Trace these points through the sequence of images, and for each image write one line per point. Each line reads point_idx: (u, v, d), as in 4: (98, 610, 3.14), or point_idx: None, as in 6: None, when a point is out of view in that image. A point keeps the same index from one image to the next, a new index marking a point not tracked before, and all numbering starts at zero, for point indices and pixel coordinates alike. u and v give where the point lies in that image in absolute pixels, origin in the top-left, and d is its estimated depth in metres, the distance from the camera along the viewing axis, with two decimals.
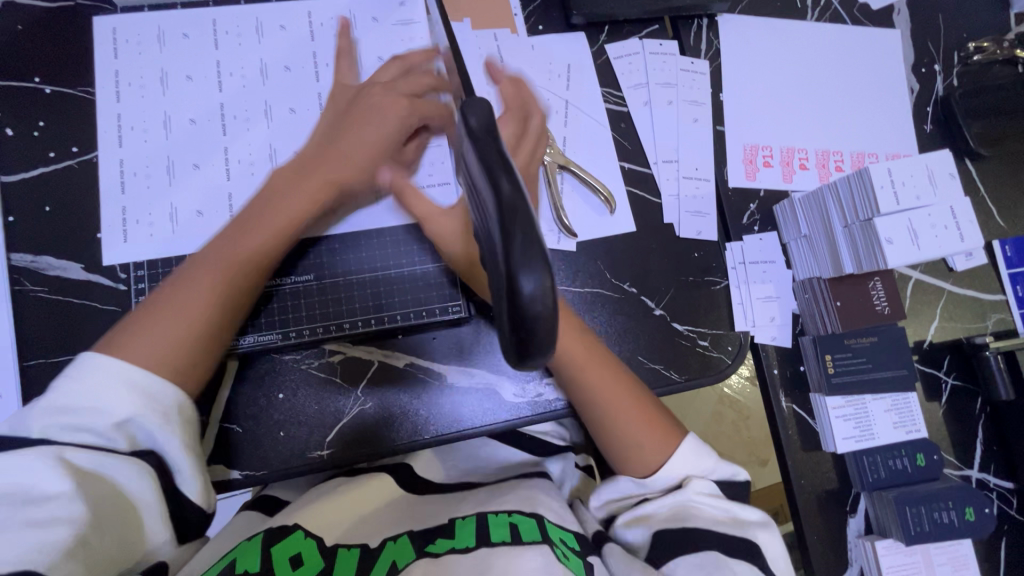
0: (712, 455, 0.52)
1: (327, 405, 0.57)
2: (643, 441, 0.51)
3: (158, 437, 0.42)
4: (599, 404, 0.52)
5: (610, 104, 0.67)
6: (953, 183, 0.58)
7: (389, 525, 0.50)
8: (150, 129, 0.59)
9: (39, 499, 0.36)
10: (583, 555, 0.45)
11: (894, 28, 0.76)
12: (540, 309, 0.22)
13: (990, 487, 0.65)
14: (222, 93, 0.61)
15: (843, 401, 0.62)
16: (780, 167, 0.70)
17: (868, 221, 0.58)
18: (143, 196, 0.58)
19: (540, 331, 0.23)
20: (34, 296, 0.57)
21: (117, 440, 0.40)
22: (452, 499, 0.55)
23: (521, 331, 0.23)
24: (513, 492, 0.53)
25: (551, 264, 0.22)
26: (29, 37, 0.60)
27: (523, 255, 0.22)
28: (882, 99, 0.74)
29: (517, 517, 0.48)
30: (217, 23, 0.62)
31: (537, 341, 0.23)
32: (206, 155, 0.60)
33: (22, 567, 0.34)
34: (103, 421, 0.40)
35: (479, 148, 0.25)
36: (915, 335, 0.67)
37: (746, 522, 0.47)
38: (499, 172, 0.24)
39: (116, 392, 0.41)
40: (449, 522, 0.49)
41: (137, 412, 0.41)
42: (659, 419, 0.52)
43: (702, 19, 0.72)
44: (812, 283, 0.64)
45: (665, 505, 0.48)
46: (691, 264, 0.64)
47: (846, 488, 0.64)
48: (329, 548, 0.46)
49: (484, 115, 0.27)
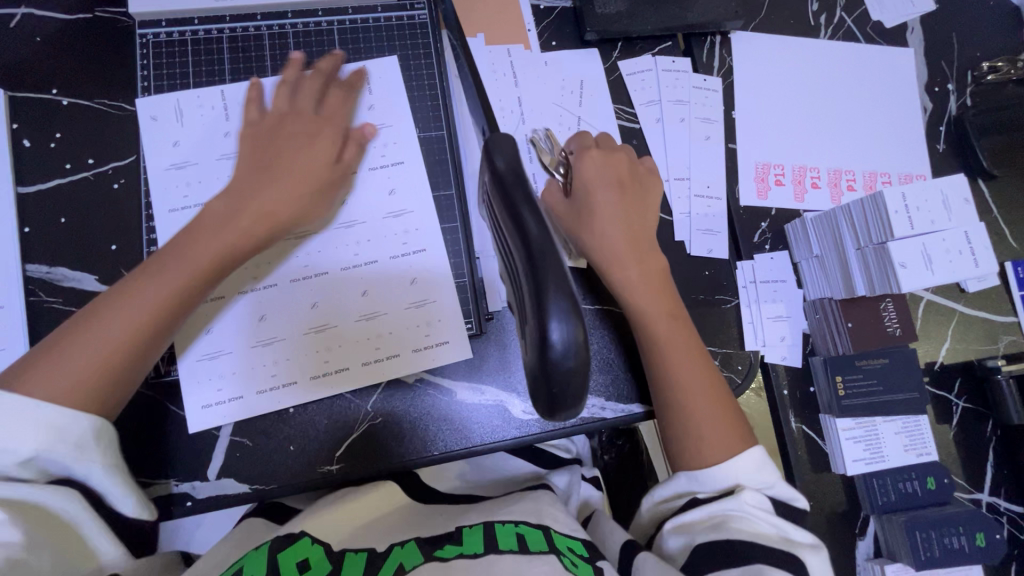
0: (775, 473, 0.50)
1: (337, 417, 0.57)
2: (713, 435, 0.50)
3: (74, 467, 0.44)
4: (675, 392, 0.52)
5: (623, 121, 0.67)
6: (968, 208, 0.58)
7: (398, 531, 0.51)
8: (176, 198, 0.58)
9: None
10: (591, 560, 0.45)
11: (908, 47, 0.76)
12: (572, 361, 0.26)
13: (1000, 510, 0.65)
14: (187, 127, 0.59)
15: (853, 423, 0.62)
16: (792, 185, 0.70)
17: (882, 245, 0.57)
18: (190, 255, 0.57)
19: (572, 378, 0.27)
20: (48, 306, 0.57)
21: (30, 472, 0.42)
22: (455, 511, 0.55)
23: (553, 382, 0.27)
24: (520, 503, 0.53)
25: (580, 308, 0.26)
26: (50, 49, 0.61)
27: (554, 301, 0.25)
28: (895, 118, 0.73)
29: (524, 527, 0.47)
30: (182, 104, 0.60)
31: (568, 391, 0.27)
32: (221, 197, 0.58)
33: None
34: (11, 458, 0.41)
35: (506, 192, 0.28)
36: (926, 356, 0.67)
37: (792, 541, 0.46)
38: (522, 209, 0.27)
39: (18, 430, 0.41)
40: (456, 531, 0.49)
41: (42, 448, 0.42)
42: (729, 417, 0.51)
43: (715, 37, 0.72)
44: (823, 303, 0.64)
45: (709, 512, 0.48)
46: (702, 283, 0.63)
47: (855, 510, 0.64)
48: (337, 553, 0.47)
49: (510, 157, 0.29)
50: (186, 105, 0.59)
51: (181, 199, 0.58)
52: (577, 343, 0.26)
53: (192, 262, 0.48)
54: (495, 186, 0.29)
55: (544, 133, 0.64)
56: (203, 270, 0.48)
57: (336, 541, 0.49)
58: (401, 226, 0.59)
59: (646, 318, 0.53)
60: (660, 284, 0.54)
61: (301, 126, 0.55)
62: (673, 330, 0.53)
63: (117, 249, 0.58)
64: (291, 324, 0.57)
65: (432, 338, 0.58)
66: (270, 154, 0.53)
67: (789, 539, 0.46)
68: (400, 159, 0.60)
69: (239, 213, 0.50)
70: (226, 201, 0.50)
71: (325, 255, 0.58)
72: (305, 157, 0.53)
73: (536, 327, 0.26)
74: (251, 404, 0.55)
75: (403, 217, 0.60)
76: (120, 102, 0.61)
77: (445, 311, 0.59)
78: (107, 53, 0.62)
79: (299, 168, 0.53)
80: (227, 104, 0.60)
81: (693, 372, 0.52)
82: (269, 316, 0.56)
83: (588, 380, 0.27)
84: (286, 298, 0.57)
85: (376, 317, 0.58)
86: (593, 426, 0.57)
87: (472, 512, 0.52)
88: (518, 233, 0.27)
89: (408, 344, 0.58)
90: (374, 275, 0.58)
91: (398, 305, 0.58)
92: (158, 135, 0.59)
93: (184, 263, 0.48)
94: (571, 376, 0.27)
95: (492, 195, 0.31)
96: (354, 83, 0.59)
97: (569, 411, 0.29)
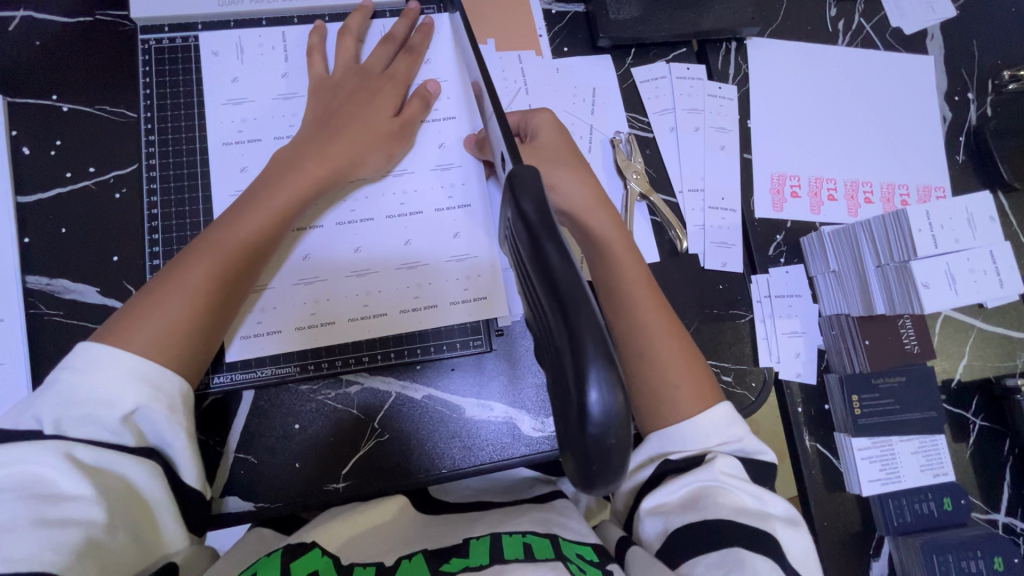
0: (742, 426, 0.50)
1: (343, 433, 0.56)
2: (673, 397, 0.50)
3: (163, 433, 0.43)
4: (654, 356, 0.51)
5: (636, 130, 0.66)
6: (993, 226, 0.57)
7: (402, 543, 0.48)
8: (220, 131, 0.58)
9: (66, 500, 0.38)
10: (601, 566, 0.44)
11: (927, 54, 0.74)
12: (612, 437, 0.24)
13: (1017, 531, 0.64)
14: (242, 66, 0.60)
15: (869, 442, 0.61)
16: (808, 198, 0.68)
17: (903, 264, 0.56)
18: (229, 183, 0.58)
19: (613, 455, 0.25)
20: (47, 319, 0.56)
21: (125, 436, 0.41)
22: (463, 518, 0.52)
23: (591, 459, 0.25)
24: (527, 513, 0.51)
25: (621, 375, 0.24)
26: (51, 53, 0.60)
27: (593, 365, 0.24)
28: (914, 127, 0.72)
29: (532, 536, 0.46)
30: (242, 41, 0.60)
31: (608, 470, 0.25)
32: (268, 132, 0.59)
33: (39, 567, 0.35)
34: (111, 415, 0.41)
35: (533, 238, 0.26)
36: (943, 374, 0.65)
37: (772, 515, 0.45)
38: (551, 252, 0.26)
39: (121, 384, 0.41)
40: (462, 543, 0.46)
41: (142, 403, 0.42)
42: (700, 378, 0.51)
43: (731, 43, 0.70)
44: (839, 319, 0.63)
45: (686, 485, 0.46)
46: (716, 297, 0.62)
47: (869, 530, 0.62)
48: (345, 567, 0.44)
49: (538, 198, 0.28)
50: (247, 43, 0.60)
51: (235, 133, 0.59)
52: (619, 415, 0.24)
53: (267, 208, 0.51)
54: (521, 227, 0.28)
55: (624, 136, 0.65)
56: (278, 213, 0.51)
57: (341, 553, 0.46)
58: (447, 179, 0.60)
59: (620, 276, 0.52)
60: (627, 251, 0.54)
61: (363, 84, 0.58)
62: (643, 289, 0.52)
63: (117, 261, 0.57)
64: (335, 269, 0.57)
65: (472, 291, 0.58)
66: (334, 110, 0.57)
67: (765, 507, 0.45)
68: (451, 114, 0.62)
69: (298, 167, 0.53)
70: (290, 152, 0.54)
71: (370, 202, 0.59)
72: (367, 112, 0.57)
73: (573, 398, 0.24)
74: (288, 340, 0.56)
75: (450, 169, 0.60)
76: (122, 108, 0.60)
77: (472, 268, 0.59)
78: (108, 56, 0.60)
79: (356, 122, 0.56)
80: (287, 46, 0.61)
81: (666, 335, 0.51)
82: (312, 256, 0.57)
83: (628, 455, 0.25)
84: (332, 242, 0.57)
85: (415, 266, 0.58)
86: None
87: (481, 521, 0.50)
88: (542, 271, 0.26)
89: (446, 295, 0.58)
90: (417, 223, 0.59)
91: (390, 264, 0.58)
92: (218, 71, 0.59)
93: (263, 207, 0.51)
94: (610, 453, 0.25)
95: (517, 237, 0.29)
96: (418, 45, 0.62)
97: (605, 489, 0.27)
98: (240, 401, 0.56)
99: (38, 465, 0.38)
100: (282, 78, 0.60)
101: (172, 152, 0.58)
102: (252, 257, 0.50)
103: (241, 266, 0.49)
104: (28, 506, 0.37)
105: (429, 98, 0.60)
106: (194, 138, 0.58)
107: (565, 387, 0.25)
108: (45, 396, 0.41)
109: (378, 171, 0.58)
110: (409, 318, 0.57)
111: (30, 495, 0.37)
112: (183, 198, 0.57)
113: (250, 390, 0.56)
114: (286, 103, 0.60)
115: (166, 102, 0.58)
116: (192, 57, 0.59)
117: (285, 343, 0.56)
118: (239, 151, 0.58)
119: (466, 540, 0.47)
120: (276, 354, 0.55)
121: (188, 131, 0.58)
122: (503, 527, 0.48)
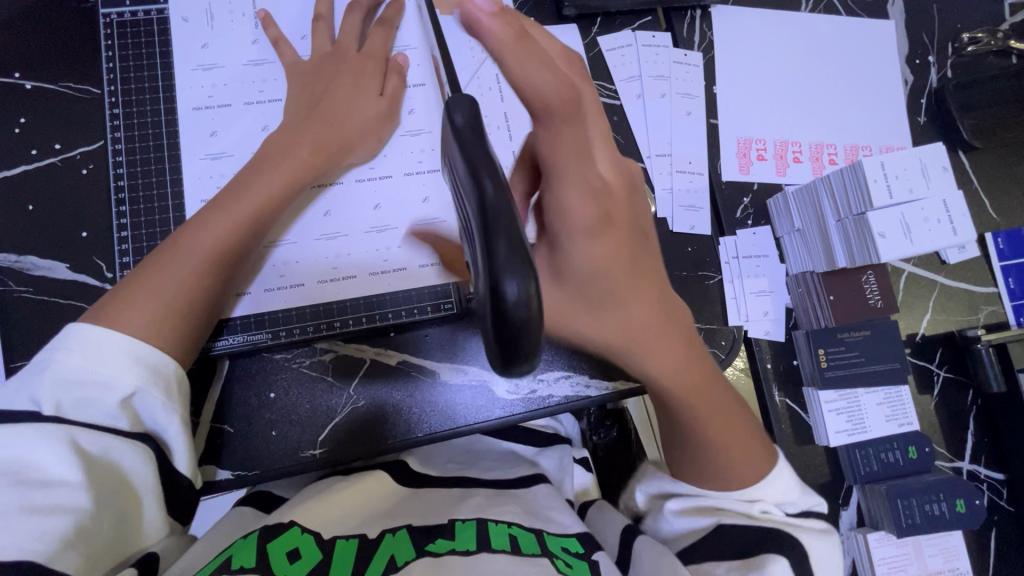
0: None
1: (319, 403, 0.57)
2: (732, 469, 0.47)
3: (159, 417, 0.43)
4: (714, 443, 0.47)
5: (603, 98, 0.66)
6: (945, 176, 0.59)
7: (390, 518, 0.49)
8: (188, 99, 0.58)
9: (52, 484, 0.37)
10: (586, 556, 0.45)
11: (889, 19, 0.75)
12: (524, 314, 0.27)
13: (981, 478, 0.67)
14: (212, 33, 0.60)
15: (836, 395, 0.63)
16: (774, 160, 0.69)
17: (861, 215, 0.58)
18: (200, 148, 0.58)
19: (524, 332, 0.27)
20: (17, 296, 0.55)
21: (122, 419, 0.41)
22: (450, 497, 0.52)
23: (507, 338, 0.27)
24: (509, 502, 0.51)
25: (532, 267, 0.27)
26: (10, 31, 0.59)
27: (509, 263, 0.26)
28: (876, 88, 0.73)
29: (517, 529, 0.46)
30: (213, 8, 0.60)
31: (521, 344, 0.27)
32: (238, 96, 0.59)
33: (22, 556, 0.34)
34: (109, 398, 0.40)
35: (465, 150, 0.30)
36: (908, 328, 0.67)
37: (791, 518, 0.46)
38: (484, 175, 0.28)
39: (117, 366, 0.41)
40: (448, 523, 0.47)
41: (141, 386, 0.42)
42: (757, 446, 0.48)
43: (696, 11, 0.70)
44: (806, 277, 0.64)
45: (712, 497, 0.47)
46: (685, 259, 0.62)
47: (838, 480, 0.66)
48: (327, 541, 0.45)
49: (469, 112, 0.31)
50: (218, 11, 0.60)
51: (206, 98, 0.59)
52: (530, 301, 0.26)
53: (260, 184, 0.51)
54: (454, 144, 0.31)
55: None
56: (273, 188, 0.51)
57: (325, 529, 0.46)
58: (418, 144, 0.61)
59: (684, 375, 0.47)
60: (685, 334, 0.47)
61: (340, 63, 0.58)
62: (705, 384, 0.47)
63: (86, 238, 0.57)
64: (305, 231, 0.57)
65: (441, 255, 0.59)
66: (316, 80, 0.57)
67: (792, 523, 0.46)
68: (421, 80, 0.62)
69: (285, 146, 0.53)
70: (281, 136, 0.54)
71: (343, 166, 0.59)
72: (354, 93, 0.57)
73: (490, 288, 0.27)
74: (259, 302, 0.56)
75: (418, 135, 0.61)
76: (86, 85, 0.59)
77: (444, 231, 0.60)
78: (70, 33, 0.60)
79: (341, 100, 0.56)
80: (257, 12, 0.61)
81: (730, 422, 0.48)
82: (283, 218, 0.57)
83: (540, 335, 0.28)
84: (299, 209, 0.57)
85: (386, 231, 0.59)
86: (581, 404, 0.59)
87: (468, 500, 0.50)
88: (476, 195, 0.28)
89: (416, 259, 0.59)
90: (387, 187, 0.59)
91: (358, 228, 0.58)
92: (187, 39, 0.59)
93: (254, 183, 0.51)
94: (523, 329, 0.27)
95: (454, 161, 0.31)
96: (392, 17, 0.62)
97: (524, 372, 0.30)
98: (217, 369, 0.56)
99: (27, 448, 0.37)
100: (251, 45, 0.60)
101: (137, 126, 0.58)
102: (244, 230, 0.49)
103: (232, 237, 0.49)
104: (15, 491, 0.35)
105: (403, 70, 0.61)
106: (160, 110, 0.58)
107: (485, 284, 0.28)
108: (39, 375, 0.40)
109: (369, 155, 0.58)
110: (381, 281, 0.58)
111: (17, 481, 0.36)
112: (149, 172, 0.57)
113: (226, 357, 0.56)
114: (257, 69, 0.60)
115: (130, 75, 0.58)
116: (162, 26, 0.59)
117: (257, 305, 0.56)
118: (209, 117, 0.58)
119: (451, 520, 0.48)
120: (248, 320, 0.55)
121: (155, 102, 0.58)
122: (488, 513, 0.48)
